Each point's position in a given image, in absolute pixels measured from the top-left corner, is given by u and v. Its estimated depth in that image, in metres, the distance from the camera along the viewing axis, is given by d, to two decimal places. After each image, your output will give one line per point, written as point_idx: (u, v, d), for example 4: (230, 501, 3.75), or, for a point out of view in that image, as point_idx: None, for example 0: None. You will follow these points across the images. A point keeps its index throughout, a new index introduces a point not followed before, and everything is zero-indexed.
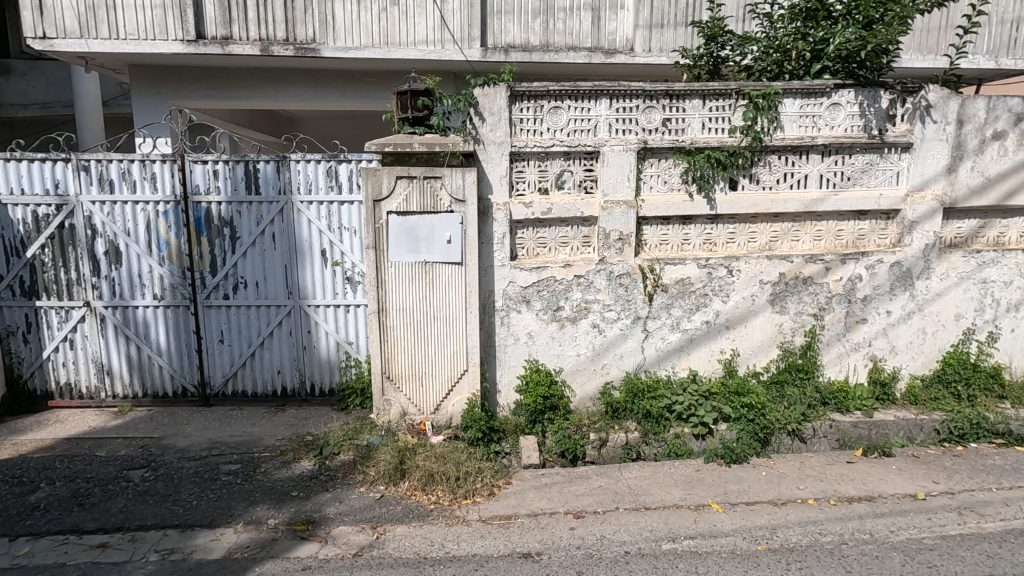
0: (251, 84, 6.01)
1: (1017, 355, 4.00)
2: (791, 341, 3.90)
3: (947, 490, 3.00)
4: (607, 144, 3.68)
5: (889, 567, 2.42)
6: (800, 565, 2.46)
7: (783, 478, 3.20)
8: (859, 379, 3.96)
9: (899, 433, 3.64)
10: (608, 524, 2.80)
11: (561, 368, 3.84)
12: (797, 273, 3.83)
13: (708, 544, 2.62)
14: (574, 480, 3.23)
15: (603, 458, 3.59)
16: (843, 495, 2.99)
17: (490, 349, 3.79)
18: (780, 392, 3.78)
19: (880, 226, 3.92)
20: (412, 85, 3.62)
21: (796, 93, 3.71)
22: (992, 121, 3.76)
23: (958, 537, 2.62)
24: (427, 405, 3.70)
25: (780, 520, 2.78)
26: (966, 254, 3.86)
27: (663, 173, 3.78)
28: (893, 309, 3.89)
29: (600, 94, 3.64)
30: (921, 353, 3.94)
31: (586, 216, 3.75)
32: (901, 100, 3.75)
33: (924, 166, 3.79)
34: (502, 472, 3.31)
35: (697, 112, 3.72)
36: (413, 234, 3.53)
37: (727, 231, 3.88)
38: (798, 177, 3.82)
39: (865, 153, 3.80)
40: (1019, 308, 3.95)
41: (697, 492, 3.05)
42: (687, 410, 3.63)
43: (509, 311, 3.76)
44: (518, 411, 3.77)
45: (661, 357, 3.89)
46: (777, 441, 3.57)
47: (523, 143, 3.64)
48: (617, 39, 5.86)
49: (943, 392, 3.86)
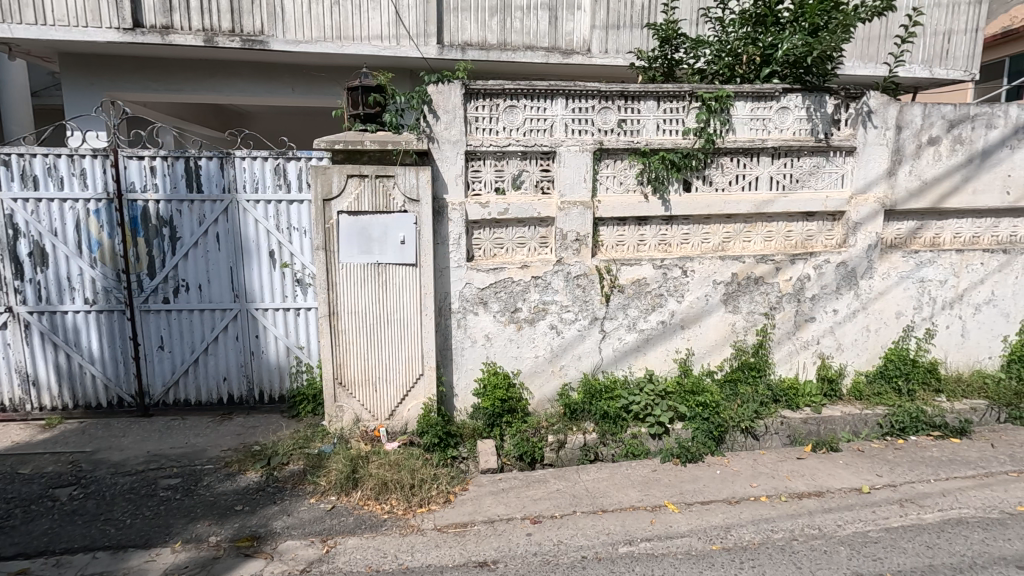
0: (195, 77, 5.74)
1: (952, 351, 4.19)
2: (743, 340, 3.98)
3: (890, 483, 3.11)
4: (563, 144, 3.65)
5: (837, 561, 2.47)
6: (753, 563, 2.48)
7: (736, 476, 3.24)
8: (807, 376, 4.07)
9: (846, 428, 3.76)
10: (565, 528, 2.77)
11: (518, 370, 3.80)
12: (748, 273, 3.91)
13: (664, 546, 2.62)
14: (532, 484, 3.19)
15: (561, 460, 3.57)
16: (793, 491, 3.06)
17: (446, 352, 3.72)
18: (733, 390, 3.84)
19: (826, 227, 4.05)
20: (364, 81, 3.48)
21: (747, 96, 3.77)
22: (928, 127, 3.92)
23: (900, 529, 2.71)
24: (381, 411, 3.59)
25: (734, 519, 2.81)
26: (906, 254, 4.03)
27: (619, 174, 3.78)
28: (839, 308, 4.01)
29: (556, 94, 3.62)
30: (865, 349, 4.09)
31: (543, 216, 3.72)
32: (844, 105, 3.88)
33: (866, 169, 3.93)
34: (458, 478, 3.24)
35: (652, 113, 3.75)
36: (365, 234, 3.41)
37: (682, 232, 3.92)
38: (749, 179, 3.89)
39: (812, 156, 3.91)
40: (954, 305, 4.14)
41: (654, 493, 3.06)
42: (644, 410, 3.65)
43: (465, 313, 3.69)
44: (475, 415, 3.70)
45: (618, 357, 3.89)
46: (731, 439, 3.63)
47: (479, 142, 3.58)
48: (575, 39, 5.87)
49: (885, 387, 4.01)
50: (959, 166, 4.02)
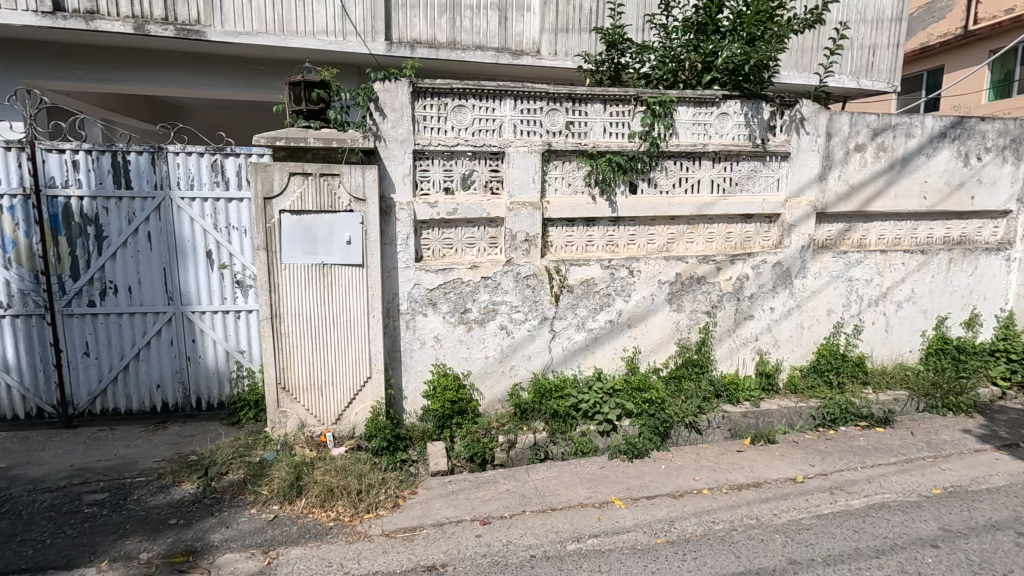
0: (125, 66, 5.41)
1: (877, 345, 4.47)
2: (687, 337, 4.11)
3: (822, 472, 3.28)
4: (512, 145, 3.66)
5: (773, 549, 2.58)
6: (695, 554, 2.56)
7: (680, 470, 3.35)
8: (747, 371, 4.25)
9: (782, 420, 3.94)
10: (514, 528, 2.78)
11: (468, 371, 3.78)
12: (691, 273, 4.03)
13: (611, 541, 2.67)
14: (482, 485, 3.19)
15: (512, 460, 3.58)
16: (733, 483, 3.18)
17: (395, 354, 3.65)
18: (677, 386, 3.96)
19: (763, 229, 4.23)
20: (307, 76, 3.41)
21: (689, 102, 3.89)
22: (855, 134, 4.16)
23: (830, 515, 2.86)
24: (327, 415, 3.49)
25: (678, 513, 2.89)
26: (836, 255, 4.26)
27: (567, 176, 3.83)
28: (776, 305, 4.20)
29: (505, 95, 3.63)
30: (799, 345, 4.30)
31: (492, 217, 3.72)
32: (779, 112, 4.06)
33: (799, 174, 4.13)
34: (407, 482, 3.19)
35: (599, 116, 3.81)
36: (309, 234, 3.30)
37: (628, 233, 4.01)
38: (692, 182, 4.02)
39: (750, 160, 4.08)
40: (879, 303, 4.41)
41: (602, 489, 3.11)
42: (593, 408, 3.71)
43: (414, 314, 3.65)
44: (425, 417, 3.67)
45: (567, 357, 3.94)
46: (675, 434, 3.73)
47: (427, 141, 3.54)
48: (524, 40, 5.89)
49: (818, 380, 4.22)
50: (882, 172, 4.28)
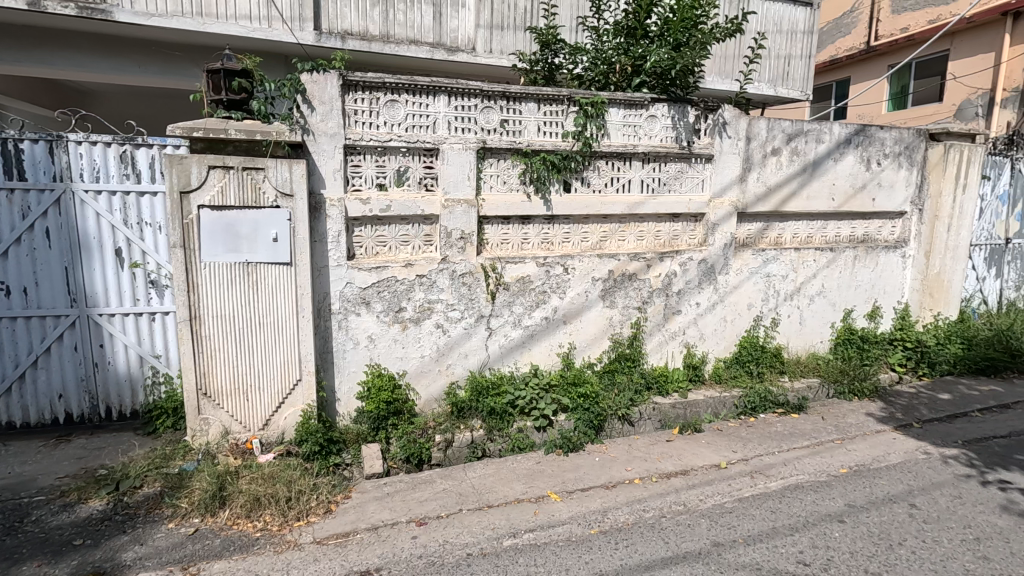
0: (18, 45, 4.93)
1: (792, 337, 4.79)
2: (620, 332, 4.23)
3: (743, 458, 3.47)
4: (446, 142, 3.63)
5: (698, 533, 2.70)
6: (626, 542, 2.64)
7: (613, 461, 3.44)
8: (675, 364, 4.42)
9: (708, 410, 4.13)
10: (450, 527, 2.76)
11: (404, 371, 3.72)
12: (623, 270, 4.16)
13: (546, 535, 2.71)
14: (418, 486, 3.14)
15: (449, 459, 3.54)
16: (662, 471, 3.31)
17: (327, 355, 3.54)
18: (611, 380, 4.06)
19: (689, 228, 4.42)
20: (227, 63, 3.20)
21: (619, 103, 4.00)
22: (771, 139, 4.42)
23: (750, 498, 3.03)
24: (254, 421, 3.33)
25: (610, 503, 2.98)
26: (755, 253, 4.52)
27: (502, 173, 3.84)
28: (701, 301, 4.41)
29: (438, 91, 3.59)
30: (723, 338, 4.53)
31: (427, 214, 3.67)
32: (703, 116, 4.24)
33: (722, 176, 4.34)
34: (340, 487, 3.10)
35: (533, 115, 3.85)
36: (232, 231, 3.13)
37: (563, 231, 4.07)
38: (623, 181, 4.14)
39: (677, 162, 4.25)
40: (794, 297, 4.72)
41: (537, 484, 3.15)
42: (529, 404, 3.75)
43: (347, 314, 3.54)
44: (360, 419, 3.58)
45: (504, 354, 3.96)
46: (609, 427, 3.83)
47: (358, 136, 3.44)
48: (459, 37, 5.84)
49: (740, 371, 4.47)
50: (796, 174, 4.58)
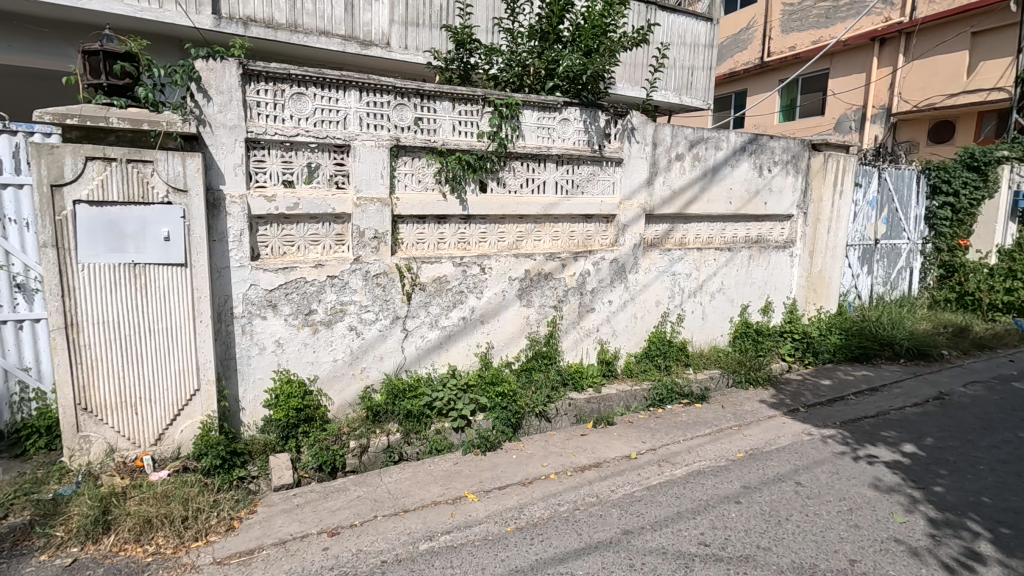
0: None
1: (696, 332, 5.09)
2: (536, 331, 4.31)
3: (651, 448, 3.65)
4: (358, 139, 3.52)
5: (609, 522, 2.80)
6: (541, 537, 2.69)
7: (530, 458, 3.50)
8: (590, 360, 4.57)
9: (620, 403, 4.31)
10: (364, 535, 2.68)
11: (315, 376, 3.57)
12: (539, 270, 4.23)
13: (463, 536, 2.70)
14: (330, 495, 3.03)
15: (364, 465, 3.44)
16: (577, 465, 3.41)
17: (229, 362, 3.31)
18: (528, 378, 4.12)
19: (602, 228, 4.57)
20: (106, 45, 2.89)
21: (533, 106, 4.07)
22: (675, 145, 4.68)
23: (658, 485, 3.19)
24: (144, 436, 3.05)
25: (526, 499, 3.02)
26: (662, 252, 4.76)
27: (417, 172, 3.78)
28: (613, 299, 4.58)
29: (349, 86, 3.47)
30: (634, 334, 4.74)
31: (338, 213, 3.55)
32: (613, 121, 4.41)
33: (630, 178, 4.54)
34: (244, 501, 2.92)
35: (447, 114, 3.82)
36: (115, 229, 2.85)
37: (479, 230, 4.07)
38: (537, 182, 4.22)
39: (589, 164, 4.39)
40: (697, 294, 5.03)
41: (455, 485, 3.14)
42: (447, 405, 3.72)
43: (251, 317, 3.34)
44: (267, 428, 3.39)
45: (421, 355, 3.91)
46: (527, 424, 3.89)
47: (261, 129, 3.26)
48: (373, 31, 5.68)
49: (649, 365, 4.68)
50: (697, 179, 4.87)
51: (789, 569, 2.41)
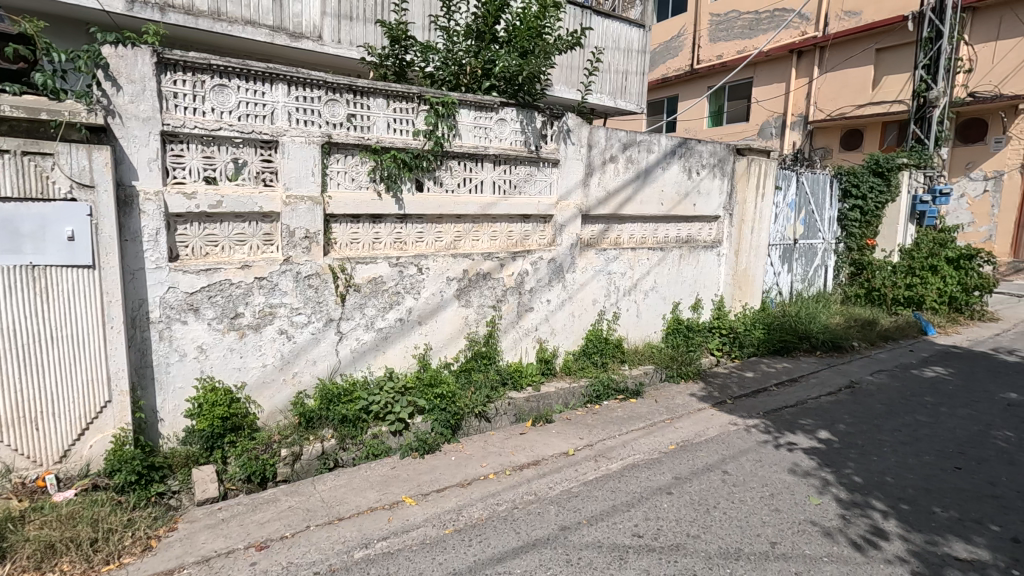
0: None
1: (632, 329, 5.25)
2: (475, 331, 4.30)
3: (588, 443, 3.72)
4: (286, 134, 3.38)
5: (547, 519, 2.83)
6: (479, 538, 2.68)
7: (469, 459, 3.48)
8: (529, 359, 4.61)
9: (559, 400, 4.36)
10: (296, 547, 2.58)
11: (242, 383, 3.39)
12: (477, 270, 4.22)
13: (400, 541, 2.65)
14: (259, 507, 2.89)
15: (297, 474, 3.31)
16: (516, 463, 3.42)
17: (145, 371, 3.10)
18: (467, 378, 4.09)
19: (539, 228, 4.61)
20: None
21: (470, 105, 4.05)
22: (610, 147, 4.80)
23: (594, 480, 3.26)
24: (47, 454, 2.79)
25: (464, 501, 3.00)
26: (598, 252, 4.87)
27: (350, 170, 3.68)
28: (551, 298, 4.64)
29: (276, 79, 3.33)
30: (572, 332, 4.82)
31: (266, 212, 3.40)
32: (550, 122, 4.46)
33: (567, 179, 4.61)
34: (163, 519, 2.74)
35: (382, 111, 3.74)
36: (9, 228, 2.59)
37: (416, 230, 4.01)
38: (475, 182, 4.20)
39: (526, 165, 4.42)
40: (632, 292, 5.18)
41: (392, 490, 3.08)
42: (384, 408, 3.64)
43: (170, 322, 3.14)
44: (189, 440, 3.19)
45: (356, 358, 3.80)
46: (466, 425, 3.87)
47: (180, 122, 3.07)
48: (303, 23, 5.47)
49: (587, 362, 4.78)
50: (631, 181, 5.01)
51: (716, 554, 2.52)
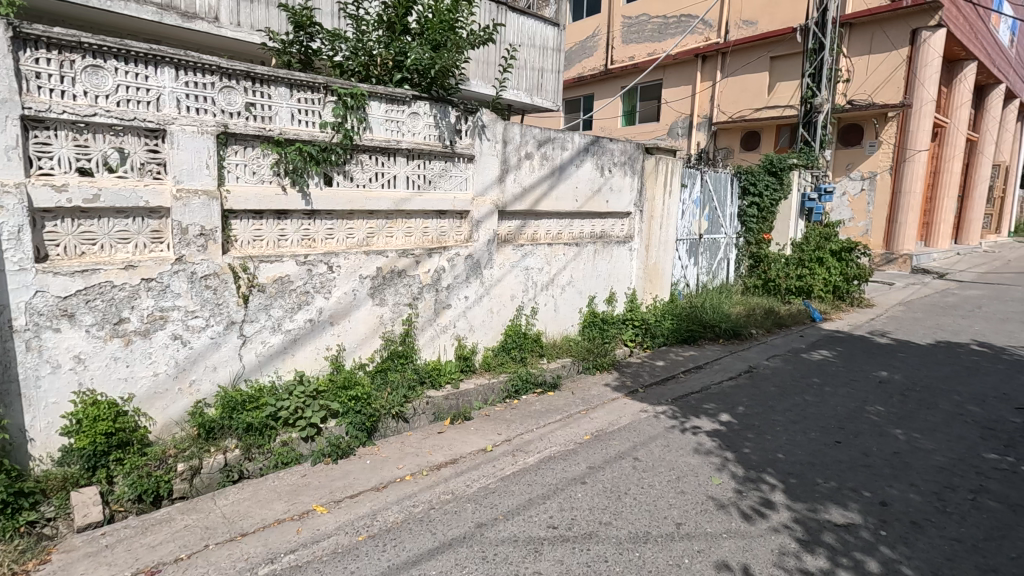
0: None
1: (549, 323, 5.34)
2: (391, 330, 4.19)
3: (506, 439, 3.75)
4: (175, 123, 3.11)
5: (463, 517, 2.82)
6: (394, 542, 2.63)
7: (384, 461, 3.40)
8: (447, 356, 4.57)
9: (478, 397, 4.35)
10: (192, 569, 2.40)
11: (130, 395, 3.10)
12: (392, 267, 4.12)
13: (310, 552, 2.54)
14: (151, 528, 2.66)
15: (196, 490, 3.07)
16: (432, 463, 3.38)
17: (9, 386, 2.74)
18: (383, 379, 3.98)
19: (456, 224, 4.57)
20: None
21: (381, 98, 3.93)
22: (525, 144, 4.84)
23: (511, 474, 3.28)
24: None
25: (380, 505, 2.93)
26: (515, 248, 4.91)
27: (250, 163, 3.46)
28: (469, 294, 4.62)
29: (161, 61, 3.06)
30: (490, 328, 4.83)
31: (153, 207, 3.12)
32: (464, 117, 4.41)
33: (482, 175, 4.60)
34: (33, 551, 2.45)
35: (284, 100, 3.54)
36: None
37: (325, 227, 3.84)
38: (388, 177, 4.09)
39: (441, 160, 4.36)
40: (549, 287, 5.27)
41: (301, 499, 2.93)
42: (294, 414, 3.45)
43: (39, 330, 2.81)
44: (67, 460, 2.87)
45: (263, 362, 3.59)
46: (383, 427, 3.77)
47: (44, 105, 2.74)
48: (197, 2, 5.05)
49: (506, 357, 4.81)
50: (546, 177, 5.08)
51: (626, 539, 2.62)
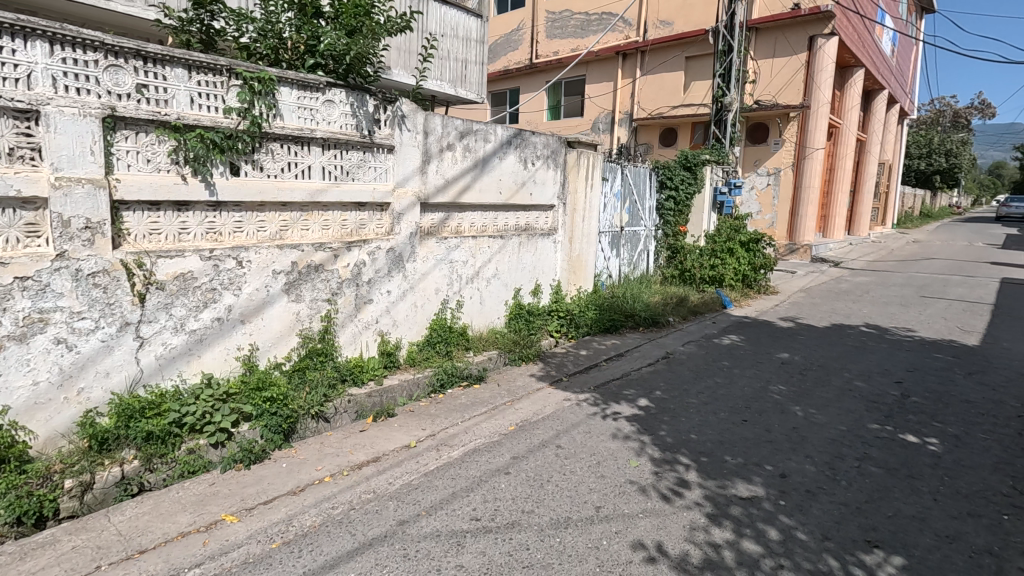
0: None
1: (475, 316, 5.33)
2: (309, 327, 4.02)
3: (431, 434, 3.71)
4: (51, 103, 2.81)
5: (385, 516, 2.76)
6: (311, 547, 2.52)
7: (302, 464, 3.27)
8: (370, 352, 4.45)
9: (402, 393, 4.27)
10: None
11: (4, 407, 2.77)
12: (308, 262, 3.94)
13: (219, 564, 2.39)
14: (31, 553, 2.39)
15: (87, 507, 2.81)
16: (353, 463, 3.28)
17: None
18: (301, 378, 3.81)
19: (376, 217, 4.44)
20: None
21: (292, 84, 3.74)
22: (446, 135, 4.77)
23: (436, 469, 3.25)
24: None
25: (296, 509, 2.81)
26: (438, 241, 4.85)
27: (142, 149, 3.18)
28: (391, 289, 4.51)
29: (32, 34, 2.75)
30: (415, 323, 4.75)
31: (26, 197, 2.80)
32: (383, 106, 4.29)
33: (403, 166, 4.50)
34: None
35: (182, 83, 3.28)
36: None
37: (233, 220, 3.61)
38: (302, 167, 3.89)
39: (359, 150, 4.21)
40: (474, 280, 5.26)
41: (210, 509, 2.76)
42: (201, 420, 3.23)
43: None
44: None
45: (164, 365, 3.34)
46: (301, 428, 3.62)
47: None
48: None
49: (430, 352, 4.75)
50: (468, 169, 5.05)
51: (548, 526, 2.67)
